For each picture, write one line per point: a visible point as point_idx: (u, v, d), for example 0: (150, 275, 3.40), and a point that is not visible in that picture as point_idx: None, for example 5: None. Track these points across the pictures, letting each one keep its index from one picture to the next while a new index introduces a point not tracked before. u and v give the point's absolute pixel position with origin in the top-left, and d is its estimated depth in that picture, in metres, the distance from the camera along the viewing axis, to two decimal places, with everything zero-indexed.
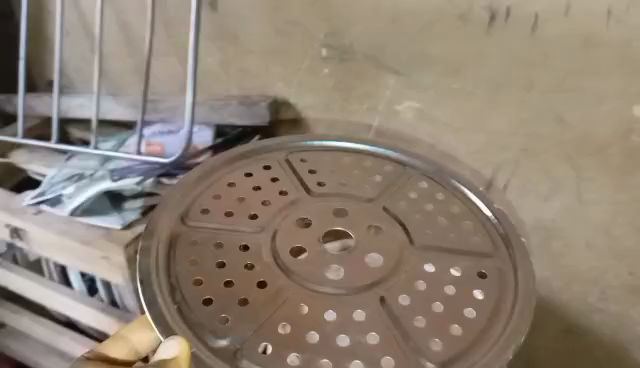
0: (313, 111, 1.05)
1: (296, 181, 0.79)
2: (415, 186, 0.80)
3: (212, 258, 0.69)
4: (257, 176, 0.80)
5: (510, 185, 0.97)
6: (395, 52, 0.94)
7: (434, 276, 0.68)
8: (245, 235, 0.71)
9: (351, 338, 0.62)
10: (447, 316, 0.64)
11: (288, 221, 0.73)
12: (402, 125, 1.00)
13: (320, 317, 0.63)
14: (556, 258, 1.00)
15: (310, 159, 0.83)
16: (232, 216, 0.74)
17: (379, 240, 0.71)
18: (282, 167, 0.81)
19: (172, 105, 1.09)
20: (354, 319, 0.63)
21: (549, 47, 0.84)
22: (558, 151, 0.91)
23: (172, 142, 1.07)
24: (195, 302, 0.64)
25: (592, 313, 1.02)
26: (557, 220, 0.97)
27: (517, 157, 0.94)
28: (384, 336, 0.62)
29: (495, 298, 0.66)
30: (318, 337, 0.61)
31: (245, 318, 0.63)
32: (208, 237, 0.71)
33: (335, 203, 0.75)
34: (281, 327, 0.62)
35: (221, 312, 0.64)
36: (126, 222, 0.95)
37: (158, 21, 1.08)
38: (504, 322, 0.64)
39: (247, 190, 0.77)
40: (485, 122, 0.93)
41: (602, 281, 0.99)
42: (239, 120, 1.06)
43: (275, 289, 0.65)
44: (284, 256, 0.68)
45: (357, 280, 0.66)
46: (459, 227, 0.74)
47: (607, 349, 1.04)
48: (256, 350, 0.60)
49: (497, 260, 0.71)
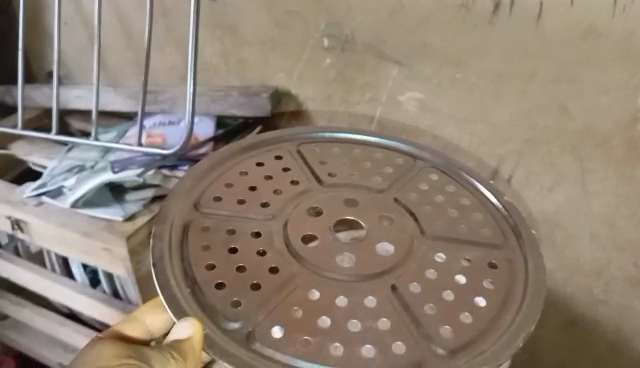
0: (314, 103, 1.05)
1: (307, 170, 0.78)
2: (425, 177, 0.79)
3: (223, 244, 0.68)
4: (267, 165, 0.79)
5: (513, 177, 0.97)
6: (397, 43, 0.93)
7: (444, 265, 0.68)
8: (256, 222, 0.71)
9: (362, 324, 0.61)
10: (456, 304, 0.64)
11: (299, 208, 0.72)
12: (404, 117, 0.99)
13: (331, 303, 0.62)
14: (559, 250, 1.00)
15: (320, 150, 0.82)
16: (243, 204, 0.73)
17: (391, 230, 0.70)
18: (293, 157, 0.81)
19: (173, 95, 1.09)
20: (365, 305, 0.63)
21: (552, 37, 0.83)
22: (561, 143, 0.91)
23: (173, 133, 1.07)
24: (208, 285, 0.64)
25: (596, 306, 1.02)
26: (560, 211, 0.97)
27: (520, 149, 0.94)
28: (395, 322, 0.62)
29: (504, 290, 0.66)
30: (330, 322, 0.61)
31: (257, 303, 0.63)
32: (220, 224, 0.71)
33: (345, 192, 0.75)
34: (293, 311, 0.62)
35: (234, 296, 0.63)
36: (127, 214, 0.95)
37: (157, 12, 1.08)
38: (512, 313, 0.63)
39: (259, 178, 0.77)
40: (487, 113, 0.93)
41: (606, 273, 0.99)
42: (240, 112, 1.06)
43: (287, 275, 0.65)
44: (296, 243, 0.68)
45: (368, 268, 0.66)
46: (467, 218, 0.74)
47: (610, 341, 1.04)
48: (268, 334, 0.60)
49: (507, 251, 0.70)
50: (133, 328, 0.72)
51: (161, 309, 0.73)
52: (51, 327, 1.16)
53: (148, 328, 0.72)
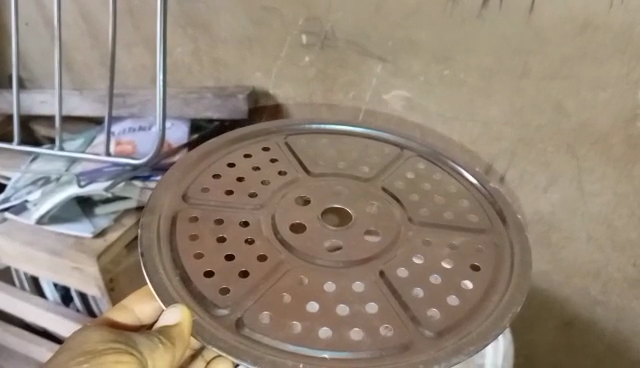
0: (294, 102, 0.98)
1: (295, 160, 0.68)
2: (411, 167, 0.69)
3: (212, 234, 0.59)
4: (256, 157, 0.69)
5: (506, 176, 0.92)
6: (381, 39, 0.87)
7: (432, 247, 0.59)
8: (244, 212, 0.61)
9: (351, 307, 0.53)
10: (444, 286, 0.55)
11: (293, 194, 0.63)
12: (390, 116, 0.94)
13: (317, 287, 0.54)
14: (556, 250, 0.96)
15: (306, 142, 0.71)
16: (232, 194, 0.63)
17: (380, 216, 0.61)
18: (282, 148, 0.70)
19: (142, 99, 1.01)
20: (353, 291, 0.54)
21: (545, 31, 0.78)
22: (556, 142, 0.86)
23: (144, 141, 1.01)
24: (196, 274, 0.55)
25: (594, 306, 0.98)
26: (556, 212, 0.92)
27: (514, 148, 0.89)
28: (384, 307, 0.54)
29: (491, 271, 0.58)
30: (317, 307, 0.52)
31: (247, 291, 0.54)
32: (209, 214, 0.61)
33: (334, 182, 0.65)
34: (280, 298, 0.53)
35: (222, 284, 0.54)
36: (98, 230, 0.89)
37: (123, 8, 1.00)
38: (499, 295, 0.55)
39: (246, 169, 0.67)
40: (478, 111, 0.88)
41: (604, 274, 0.95)
42: (216, 114, 1.01)
43: (274, 263, 0.56)
44: (285, 231, 0.58)
45: (357, 254, 0.57)
46: (454, 205, 0.64)
47: (607, 342, 1.01)
48: (258, 320, 0.52)
49: (493, 235, 0.61)
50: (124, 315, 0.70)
51: (151, 296, 0.71)
52: (25, 346, 1.10)
53: (138, 316, 0.70)
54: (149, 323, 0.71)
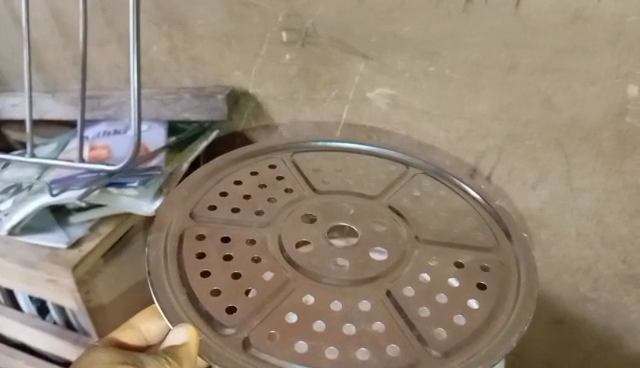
0: (275, 101, 0.95)
1: (299, 177, 0.74)
2: (414, 185, 0.74)
3: (218, 251, 0.65)
4: (262, 174, 0.75)
5: (494, 174, 0.89)
6: (363, 34, 0.84)
7: (438, 267, 0.64)
8: (251, 230, 0.67)
9: (357, 326, 0.58)
10: (449, 305, 0.60)
11: (297, 213, 0.69)
12: (374, 114, 0.91)
13: (326, 306, 0.59)
14: (545, 248, 0.94)
15: (312, 160, 0.78)
16: (239, 212, 0.69)
17: (385, 234, 0.66)
18: (286, 166, 0.77)
19: (119, 101, 1.00)
20: (359, 309, 0.59)
21: (535, 23, 0.76)
22: (544, 138, 0.84)
23: (120, 146, 0.96)
24: (203, 292, 0.60)
25: (584, 303, 0.97)
26: (544, 209, 0.90)
27: (501, 144, 0.87)
28: (389, 324, 0.58)
29: (497, 290, 0.62)
30: (325, 325, 0.58)
31: (252, 309, 0.59)
32: (215, 231, 0.67)
33: (338, 200, 0.71)
34: (288, 316, 0.58)
35: (229, 302, 0.60)
36: (73, 240, 0.85)
37: (95, 6, 0.96)
38: (506, 315, 0.60)
39: (253, 187, 0.73)
40: (465, 107, 0.85)
41: (594, 272, 0.93)
42: (194, 115, 0.96)
43: (281, 281, 0.61)
44: (291, 250, 0.64)
45: (361, 272, 0.62)
46: (459, 221, 0.69)
47: (598, 339, 0.99)
48: (264, 339, 0.57)
49: (499, 254, 0.66)
50: (132, 336, 0.78)
51: (157, 315, 0.80)
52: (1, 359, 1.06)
53: (145, 336, 0.78)
54: (154, 341, 0.78)
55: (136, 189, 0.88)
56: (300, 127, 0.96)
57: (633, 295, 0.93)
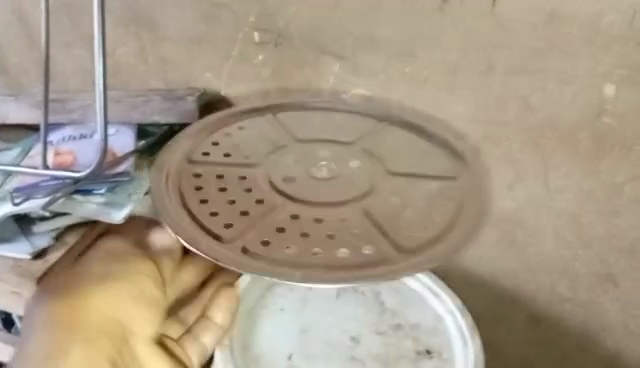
0: (248, 104, 0.92)
1: (274, 124, 0.77)
2: (391, 132, 0.77)
3: (213, 181, 0.69)
4: (236, 134, 0.75)
5: None
6: (338, 35, 0.83)
7: (408, 192, 0.69)
8: (238, 168, 0.70)
9: (336, 234, 0.63)
10: (417, 218, 0.66)
11: (283, 158, 0.72)
12: None
13: (311, 221, 0.64)
14: (522, 248, 0.93)
15: (290, 115, 0.79)
16: (229, 156, 0.72)
17: (356, 176, 0.69)
18: (269, 121, 0.78)
19: (84, 104, 0.97)
20: (337, 216, 0.64)
21: (511, 25, 0.77)
22: (521, 138, 0.84)
23: (85, 150, 0.92)
24: (203, 212, 0.64)
25: (562, 303, 0.96)
26: (521, 210, 0.89)
27: (478, 146, 0.85)
28: (369, 224, 0.64)
29: (460, 202, 0.68)
30: (310, 231, 0.63)
31: (251, 225, 0.64)
32: (209, 169, 0.70)
33: (318, 146, 0.74)
34: (277, 228, 0.63)
35: (226, 220, 0.64)
36: (36, 250, 0.83)
37: (60, 7, 0.94)
38: (465, 218, 0.66)
39: (234, 140, 0.74)
40: (440, 109, 0.84)
41: (571, 272, 0.93)
42: (166, 118, 0.93)
43: (269, 206, 0.65)
44: (280, 185, 0.68)
45: (336, 195, 0.67)
46: (427, 160, 0.73)
47: (575, 340, 0.99)
48: (257, 244, 0.62)
49: (466, 167, 0.72)
50: None
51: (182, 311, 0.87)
52: None
53: None
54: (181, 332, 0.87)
55: (102, 195, 0.84)
56: None
57: (610, 294, 0.93)
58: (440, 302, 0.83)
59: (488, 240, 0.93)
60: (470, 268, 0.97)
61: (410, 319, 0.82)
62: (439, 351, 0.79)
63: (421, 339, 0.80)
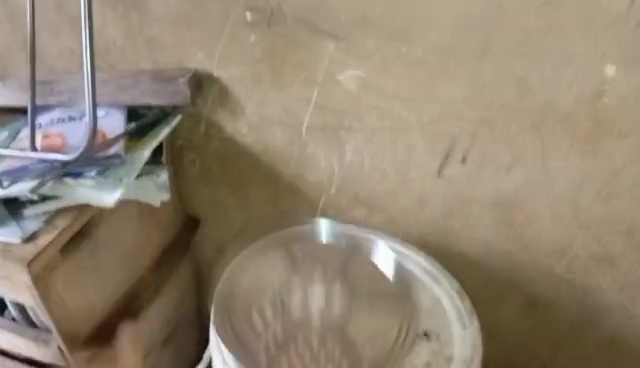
0: (241, 85, 0.91)
1: (295, 265, 0.88)
2: (372, 266, 0.89)
3: (253, 306, 0.83)
4: (265, 273, 0.87)
5: (468, 156, 0.87)
6: (332, 14, 0.81)
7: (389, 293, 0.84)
8: (266, 286, 0.85)
9: (341, 319, 0.81)
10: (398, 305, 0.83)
11: (281, 254, 0.89)
12: (344, 98, 0.88)
13: (318, 297, 0.84)
14: (518, 230, 0.92)
15: (299, 250, 0.90)
16: (262, 296, 0.84)
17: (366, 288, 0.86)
18: (288, 258, 0.89)
19: (72, 86, 0.95)
20: (334, 286, 0.86)
21: (507, 4, 0.74)
22: (519, 119, 0.82)
23: (74, 133, 0.90)
24: (244, 330, 0.79)
25: (559, 285, 0.96)
26: (519, 192, 0.88)
27: (476, 128, 0.84)
28: (358, 299, 0.84)
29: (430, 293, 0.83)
30: (315, 303, 0.83)
31: (270, 331, 0.80)
32: (243, 298, 0.83)
33: (324, 267, 0.88)
34: (294, 322, 0.81)
35: (260, 330, 0.79)
36: (27, 235, 0.80)
37: None
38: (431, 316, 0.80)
39: (262, 279, 0.86)
40: (436, 90, 0.83)
41: (568, 253, 0.92)
42: (155, 100, 0.91)
43: (281, 302, 0.83)
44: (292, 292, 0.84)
45: (341, 295, 0.85)
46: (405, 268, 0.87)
47: (573, 320, 0.99)
48: (278, 344, 0.78)
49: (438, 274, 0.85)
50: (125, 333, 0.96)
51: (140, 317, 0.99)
52: None
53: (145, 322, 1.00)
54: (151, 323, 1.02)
55: (93, 179, 0.84)
56: (268, 110, 0.93)
57: (607, 276, 0.92)
58: (441, 288, 0.83)
59: (485, 222, 0.93)
60: (468, 249, 0.97)
61: (408, 302, 0.83)
62: (437, 334, 0.78)
63: (421, 323, 0.80)
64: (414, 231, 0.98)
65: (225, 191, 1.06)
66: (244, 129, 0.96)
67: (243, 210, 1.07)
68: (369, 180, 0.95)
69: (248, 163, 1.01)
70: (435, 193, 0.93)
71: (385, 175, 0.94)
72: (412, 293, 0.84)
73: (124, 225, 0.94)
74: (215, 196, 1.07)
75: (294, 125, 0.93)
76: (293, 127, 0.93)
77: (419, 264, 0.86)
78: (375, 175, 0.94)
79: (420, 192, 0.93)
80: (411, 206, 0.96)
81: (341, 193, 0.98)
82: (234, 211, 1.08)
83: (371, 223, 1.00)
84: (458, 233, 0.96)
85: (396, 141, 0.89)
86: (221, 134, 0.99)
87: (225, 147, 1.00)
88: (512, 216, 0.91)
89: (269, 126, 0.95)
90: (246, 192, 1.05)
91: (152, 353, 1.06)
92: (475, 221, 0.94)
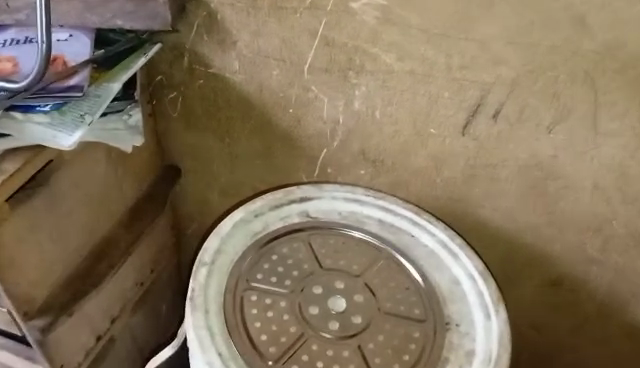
0: (234, 10, 0.76)
1: (301, 245, 0.75)
2: (392, 251, 0.75)
3: (256, 302, 0.69)
4: (266, 256, 0.74)
5: (501, 111, 0.73)
6: None
7: (416, 287, 0.72)
8: (266, 273, 0.72)
9: (362, 318, 0.68)
10: (424, 303, 0.71)
11: (284, 229, 0.76)
12: (358, 32, 0.72)
13: (333, 287, 0.71)
14: (552, 201, 0.79)
15: (303, 224, 0.77)
16: (262, 284, 0.71)
17: (385, 276, 0.73)
18: (293, 234, 0.76)
19: (29, 2, 0.77)
20: (351, 273, 0.73)
21: None
22: (570, 68, 0.67)
23: (29, 57, 0.75)
24: (241, 332, 0.66)
25: (589, 265, 0.84)
26: (558, 157, 0.75)
27: (516, 76, 0.70)
28: (379, 294, 0.71)
29: (461, 290, 0.72)
30: (328, 297, 0.70)
31: (277, 335, 0.66)
32: (238, 287, 0.70)
33: (334, 248, 0.75)
34: (305, 320, 0.67)
35: (264, 333, 0.66)
36: None
37: None
38: (461, 321, 0.69)
39: (261, 264, 0.73)
40: (473, 26, 0.68)
41: (606, 230, 0.79)
42: (129, 24, 0.74)
43: (288, 295, 0.70)
44: (299, 280, 0.71)
45: (358, 285, 0.72)
46: (427, 253, 0.75)
47: (597, 304, 0.87)
48: (287, 349, 0.65)
49: (467, 261, 0.73)
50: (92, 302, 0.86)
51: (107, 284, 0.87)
52: None
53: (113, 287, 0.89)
54: (122, 287, 0.91)
55: (46, 114, 0.68)
56: (266, 42, 0.77)
57: None
58: (459, 266, 0.73)
59: (511, 189, 0.80)
60: (486, 219, 0.85)
61: (423, 287, 0.72)
62: (457, 323, 0.69)
63: (437, 311, 0.70)
64: (426, 195, 0.85)
65: (212, 139, 0.92)
66: (234, 65, 0.81)
67: (232, 161, 0.93)
68: (379, 133, 0.81)
69: (239, 110, 0.86)
70: (456, 152, 0.79)
71: (398, 129, 0.80)
72: (429, 273, 0.74)
73: (85, 171, 0.79)
74: (201, 144, 0.93)
75: (295, 63, 0.78)
76: (294, 65, 0.78)
77: (435, 236, 0.76)
78: (387, 128, 0.80)
79: (438, 150, 0.80)
80: (425, 166, 0.82)
81: (345, 147, 0.84)
82: (221, 161, 0.94)
83: (377, 184, 0.87)
84: (478, 201, 0.83)
85: (417, 89, 0.75)
86: (208, 71, 0.84)
87: (213, 88, 0.85)
88: (545, 185, 0.78)
89: (263, 63, 0.80)
90: (236, 141, 0.90)
91: (124, 316, 0.93)
92: (501, 188, 0.80)
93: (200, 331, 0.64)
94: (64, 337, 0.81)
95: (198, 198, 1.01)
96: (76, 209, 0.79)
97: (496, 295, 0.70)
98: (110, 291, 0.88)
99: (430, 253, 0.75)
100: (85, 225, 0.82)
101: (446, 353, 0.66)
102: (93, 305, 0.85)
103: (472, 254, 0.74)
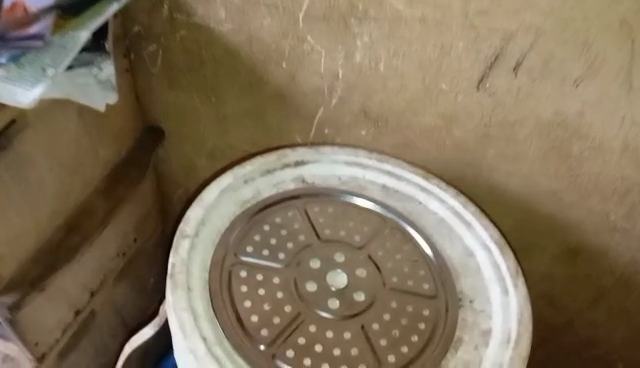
0: None
1: (296, 213, 0.68)
2: (397, 220, 0.68)
3: (246, 279, 0.62)
4: (257, 227, 0.66)
5: (523, 63, 0.65)
6: None
7: (425, 260, 0.65)
8: (258, 245, 0.64)
9: (365, 295, 0.61)
10: (434, 277, 0.64)
11: (277, 197, 0.69)
12: None
13: (332, 261, 0.63)
14: (575, 163, 0.71)
15: (298, 190, 0.69)
16: (253, 257, 0.63)
17: (391, 247, 0.66)
18: (287, 202, 0.68)
19: None
20: (352, 244, 0.65)
21: None
22: (605, 13, 0.59)
23: None
24: (228, 313, 0.59)
25: (612, 233, 0.76)
26: (585, 115, 0.67)
27: (541, 22, 0.61)
28: (384, 267, 0.64)
29: (474, 263, 0.65)
30: (327, 272, 0.62)
31: (269, 315, 0.59)
32: (226, 262, 0.63)
33: (333, 217, 0.68)
34: (301, 298, 0.60)
35: (255, 313, 0.59)
36: None
37: None
38: (476, 298, 0.62)
39: (252, 235, 0.65)
40: None
41: (634, 196, 0.72)
42: None
43: (282, 270, 0.62)
44: (294, 252, 0.64)
45: (360, 258, 0.64)
46: (436, 222, 0.68)
47: (618, 276, 0.80)
48: (281, 331, 0.58)
49: (482, 230, 0.66)
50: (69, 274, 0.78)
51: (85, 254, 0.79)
52: None
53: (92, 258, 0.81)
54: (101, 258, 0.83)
55: (2, 67, 0.59)
56: None
57: None
58: (472, 236, 0.66)
59: (530, 151, 0.72)
60: (500, 184, 0.77)
61: (432, 259, 0.65)
62: (471, 300, 0.62)
63: (449, 286, 0.63)
64: (435, 158, 0.77)
65: (197, 97, 0.83)
66: (221, 12, 0.72)
67: (219, 121, 0.85)
68: (383, 89, 0.72)
69: (225, 64, 0.77)
70: (469, 110, 0.71)
71: (405, 84, 0.71)
72: (439, 244, 0.66)
73: (54, 132, 0.71)
74: (185, 103, 0.85)
75: (289, 10, 0.69)
76: (288, 12, 0.69)
77: (445, 203, 0.69)
78: (392, 82, 0.71)
79: (449, 107, 0.71)
80: (434, 126, 0.74)
81: (344, 105, 0.76)
82: (208, 121, 0.85)
83: (380, 146, 0.79)
84: (492, 164, 0.75)
85: (427, 38, 0.66)
86: (190, 21, 0.75)
87: (196, 40, 0.76)
88: (568, 146, 0.70)
89: (253, 10, 0.71)
90: (223, 99, 0.82)
91: (105, 290, 0.86)
92: (518, 150, 0.72)
93: (182, 312, 0.57)
94: (39, 315, 0.73)
95: (184, 162, 0.92)
96: (46, 173, 0.71)
97: (515, 268, 0.63)
98: (89, 264, 0.81)
99: (440, 222, 0.68)
100: (58, 192, 0.74)
101: (460, 334, 0.60)
102: (70, 279, 0.77)
103: (487, 223, 0.66)
